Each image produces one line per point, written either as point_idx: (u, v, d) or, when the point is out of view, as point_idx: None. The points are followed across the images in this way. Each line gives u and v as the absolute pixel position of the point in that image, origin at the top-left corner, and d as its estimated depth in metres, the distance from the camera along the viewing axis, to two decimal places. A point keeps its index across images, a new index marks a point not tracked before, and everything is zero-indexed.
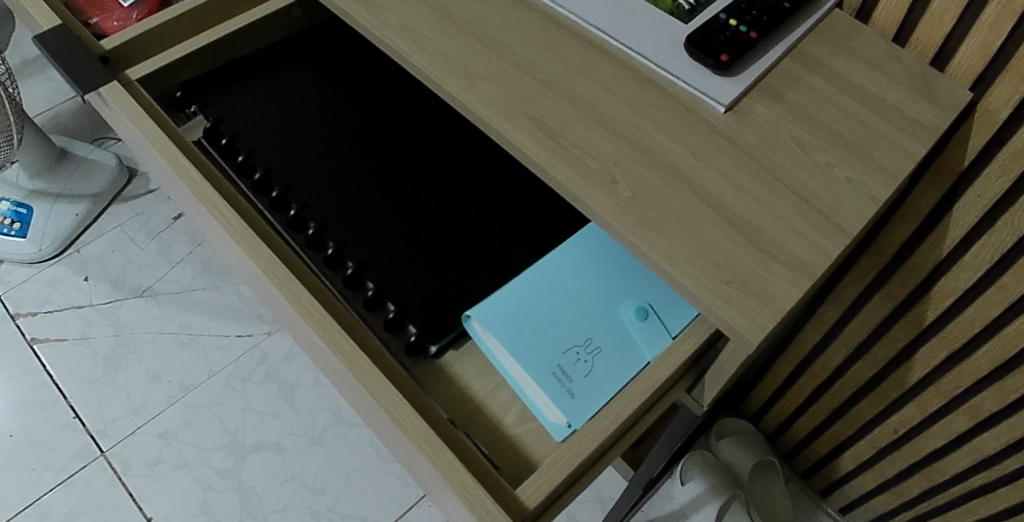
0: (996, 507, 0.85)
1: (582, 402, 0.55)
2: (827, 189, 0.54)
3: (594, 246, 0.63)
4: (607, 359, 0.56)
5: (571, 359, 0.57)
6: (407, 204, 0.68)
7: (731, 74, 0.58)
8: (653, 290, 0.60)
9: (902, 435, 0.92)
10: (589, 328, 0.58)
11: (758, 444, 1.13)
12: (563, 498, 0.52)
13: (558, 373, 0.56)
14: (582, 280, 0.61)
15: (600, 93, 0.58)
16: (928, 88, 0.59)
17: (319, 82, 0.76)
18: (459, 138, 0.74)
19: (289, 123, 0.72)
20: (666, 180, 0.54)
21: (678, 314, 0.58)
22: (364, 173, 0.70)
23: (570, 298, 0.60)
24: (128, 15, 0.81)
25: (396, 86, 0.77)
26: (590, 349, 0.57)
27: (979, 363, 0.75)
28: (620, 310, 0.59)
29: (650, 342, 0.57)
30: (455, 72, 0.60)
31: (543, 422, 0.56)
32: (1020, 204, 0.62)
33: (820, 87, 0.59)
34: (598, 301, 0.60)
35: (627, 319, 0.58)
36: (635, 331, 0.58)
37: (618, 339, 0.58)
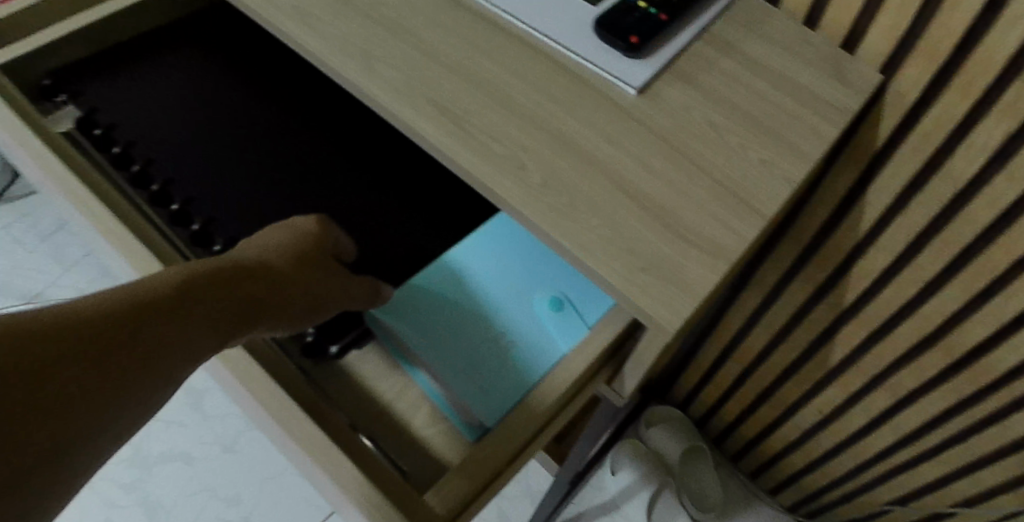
0: (918, 480, 0.88)
1: (496, 400, 0.52)
2: (741, 171, 0.53)
3: (506, 235, 0.60)
4: (522, 352, 0.55)
5: (484, 353, 0.54)
6: (302, 196, 0.68)
7: (642, 56, 0.57)
8: (568, 280, 0.59)
9: (827, 415, 0.93)
10: (503, 321, 0.56)
11: (687, 429, 1.14)
12: (481, 497, 0.49)
13: (470, 368, 0.53)
14: (494, 271, 0.59)
15: (507, 77, 0.55)
16: (838, 69, 0.59)
17: (204, 68, 0.74)
18: (354, 127, 0.75)
19: (179, 120, 0.69)
20: (578, 165, 0.52)
21: (593, 305, 0.57)
22: (257, 166, 0.69)
23: (481, 291, 0.58)
24: None
25: (287, 75, 0.77)
26: (503, 343, 0.55)
27: (900, 341, 0.77)
28: (534, 301, 0.58)
29: (568, 333, 0.56)
30: (354, 56, 0.56)
31: (455, 422, 0.54)
32: (933, 184, 0.63)
33: (732, 70, 0.58)
34: (511, 293, 0.58)
35: (541, 310, 0.57)
36: (550, 322, 0.56)
37: (532, 332, 0.56)
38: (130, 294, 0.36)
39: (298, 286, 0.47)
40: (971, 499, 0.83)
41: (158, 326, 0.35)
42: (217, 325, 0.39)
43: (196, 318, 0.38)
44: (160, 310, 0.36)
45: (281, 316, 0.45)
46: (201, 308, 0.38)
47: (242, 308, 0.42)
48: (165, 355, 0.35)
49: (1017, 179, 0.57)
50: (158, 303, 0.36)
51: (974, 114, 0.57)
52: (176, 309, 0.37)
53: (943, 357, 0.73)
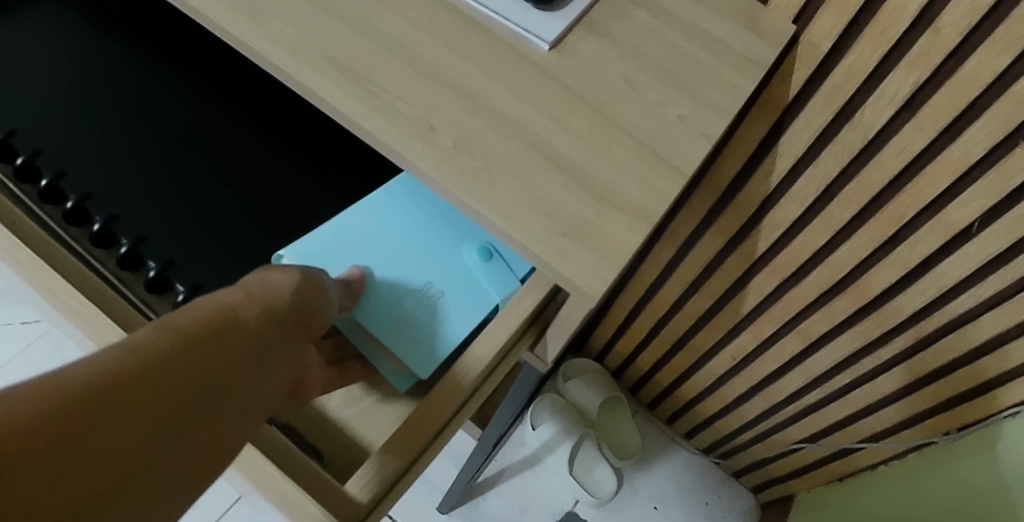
0: (826, 417, 0.93)
1: (426, 351, 0.53)
2: (658, 128, 0.51)
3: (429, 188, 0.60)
4: (451, 302, 0.55)
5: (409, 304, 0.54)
6: (194, 168, 0.67)
7: (553, 7, 0.54)
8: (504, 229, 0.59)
9: (740, 361, 0.97)
10: (430, 273, 0.56)
11: (603, 380, 1.16)
12: (400, 475, 0.47)
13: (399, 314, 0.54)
14: (417, 221, 0.58)
15: (409, 30, 0.51)
16: (752, 20, 0.58)
17: (80, 31, 0.70)
18: (252, 89, 0.72)
19: (65, 101, 0.67)
20: (491, 126, 0.49)
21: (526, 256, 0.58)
22: (145, 139, 0.67)
23: (404, 242, 0.57)
24: None
25: (178, 34, 0.73)
26: (430, 293, 0.55)
27: (810, 287, 0.80)
28: (461, 250, 0.58)
29: (497, 280, 0.56)
30: (238, 8, 0.50)
31: (382, 373, 0.53)
32: (843, 135, 0.64)
33: (645, 22, 0.56)
34: (437, 242, 0.58)
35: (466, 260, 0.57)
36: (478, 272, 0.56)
37: (459, 282, 0.56)
38: (96, 375, 0.26)
39: (291, 324, 0.38)
40: (873, 432, 0.90)
41: (132, 432, 0.27)
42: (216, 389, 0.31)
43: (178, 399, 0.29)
44: (123, 412, 0.27)
45: (285, 367, 0.37)
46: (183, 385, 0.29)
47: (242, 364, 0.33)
48: (158, 446, 0.28)
49: (923, 128, 0.59)
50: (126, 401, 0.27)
51: (884, 65, 0.59)
52: (160, 392, 0.28)
53: (851, 301, 0.77)
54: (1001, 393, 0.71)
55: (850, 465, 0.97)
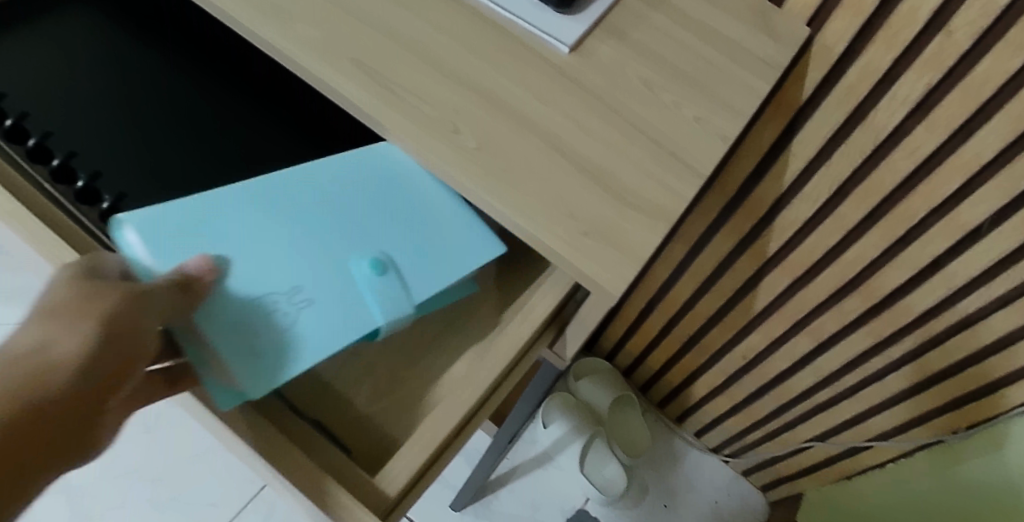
0: (836, 416, 0.94)
1: (273, 366, 0.40)
2: (676, 130, 0.52)
3: (339, 172, 0.50)
4: (331, 311, 0.43)
5: (277, 301, 0.42)
6: (194, 131, 0.60)
7: (572, 11, 0.55)
8: (412, 240, 0.50)
9: (750, 360, 0.98)
10: (311, 266, 0.44)
11: (614, 379, 1.18)
12: (427, 470, 0.48)
13: (265, 309, 0.41)
14: (309, 207, 0.47)
15: (431, 33, 0.52)
16: (768, 23, 0.59)
17: None
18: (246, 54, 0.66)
19: (64, 61, 0.59)
20: (513, 127, 0.50)
21: (433, 278, 0.49)
22: (135, 96, 0.60)
23: (289, 224, 0.45)
24: None
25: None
26: (296, 299, 0.43)
27: (821, 287, 0.81)
28: (354, 250, 0.46)
29: (388, 298, 0.46)
30: (266, 11, 0.51)
31: (208, 385, 0.40)
32: (855, 135, 0.65)
33: (663, 25, 0.57)
34: (330, 234, 0.46)
35: (360, 264, 0.46)
36: (370, 281, 0.46)
37: (341, 289, 0.45)
38: None
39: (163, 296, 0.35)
40: (882, 431, 0.90)
41: None
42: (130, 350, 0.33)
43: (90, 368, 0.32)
44: None
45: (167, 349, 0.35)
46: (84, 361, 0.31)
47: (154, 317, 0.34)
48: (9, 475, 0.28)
49: (935, 130, 0.60)
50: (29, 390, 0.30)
51: (896, 68, 0.59)
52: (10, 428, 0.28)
53: (862, 301, 0.78)
54: (1010, 392, 0.71)
55: (859, 464, 0.98)
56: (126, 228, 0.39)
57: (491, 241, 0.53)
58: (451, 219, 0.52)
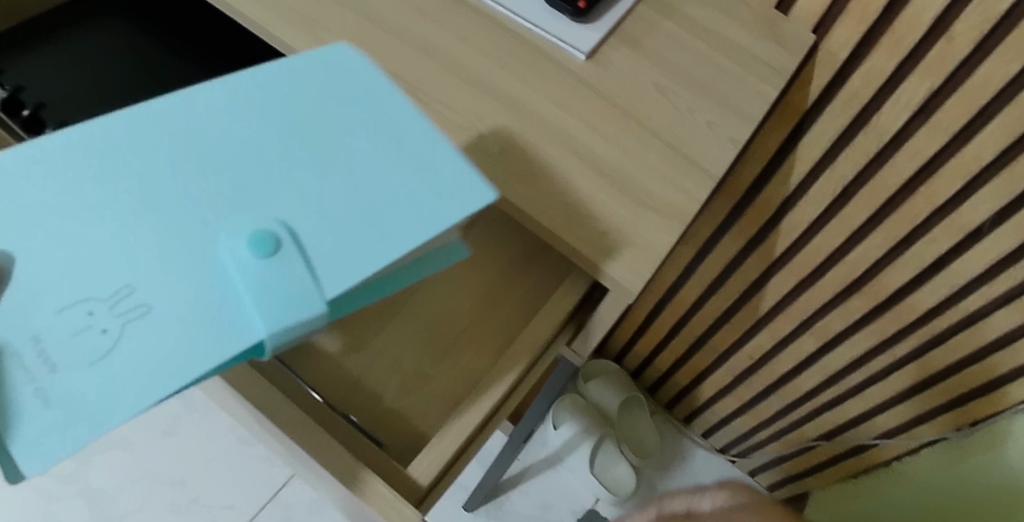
0: (841, 415, 0.96)
1: (85, 410, 0.31)
2: (689, 134, 0.54)
3: (252, 110, 0.41)
4: (172, 326, 0.33)
5: (90, 314, 0.33)
6: None
7: (588, 20, 0.57)
8: (330, 205, 0.38)
9: (757, 360, 1.00)
10: (158, 256, 0.35)
11: (622, 381, 1.20)
12: (458, 458, 0.50)
13: (75, 329, 0.33)
14: (171, 174, 0.37)
15: (456, 42, 0.54)
16: (776, 30, 0.61)
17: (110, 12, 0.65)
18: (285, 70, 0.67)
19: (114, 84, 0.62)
20: (534, 132, 0.52)
21: (360, 256, 0.37)
22: None
23: (131, 200, 0.36)
24: None
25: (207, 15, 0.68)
26: (134, 306, 0.33)
27: (826, 287, 0.83)
28: (230, 225, 0.36)
29: (270, 293, 0.35)
30: (296, 22, 0.53)
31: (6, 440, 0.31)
32: (859, 139, 0.68)
33: (675, 34, 0.59)
34: (200, 206, 0.36)
35: (231, 250, 0.35)
36: (246, 267, 0.35)
37: (199, 290, 0.34)
38: None
39: None
40: (887, 429, 0.92)
41: None
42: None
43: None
44: None
45: None
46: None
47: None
48: None
49: (936, 132, 0.62)
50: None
51: (898, 72, 0.62)
52: None
53: (866, 301, 0.80)
54: (1012, 388, 0.73)
55: (864, 462, 1.00)
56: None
57: (473, 190, 0.40)
58: (407, 167, 0.40)
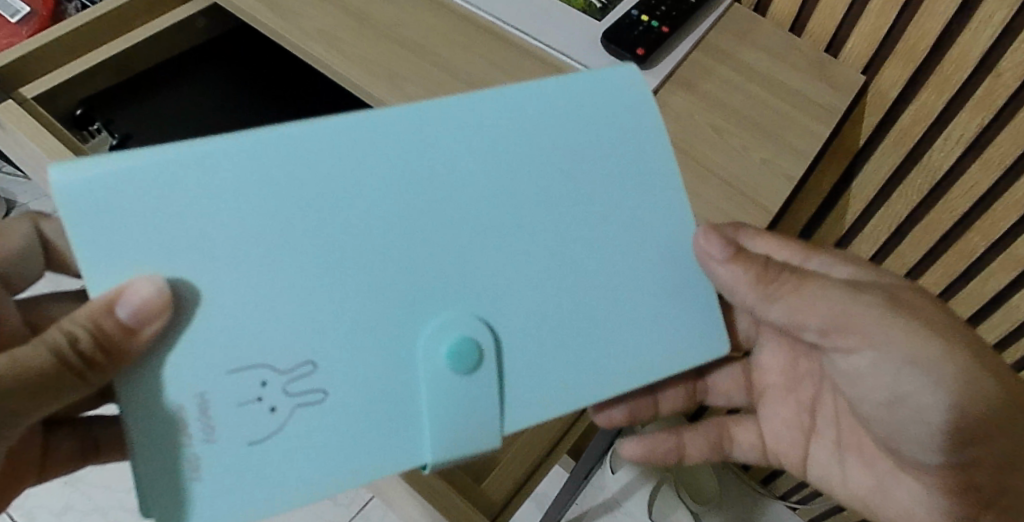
0: None
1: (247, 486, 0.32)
2: (745, 171, 0.57)
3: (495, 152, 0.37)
4: (357, 419, 0.34)
5: (264, 385, 0.32)
6: None
7: (647, 66, 0.61)
8: (543, 307, 0.37)
9: None
10: (352, 334, 0.34)
11: None
12: (528, 480, 0.55)
13: (244, 398, 0.32)
14: (371, 217, 0.34)
15: None
16: (825, 72, 0.64)
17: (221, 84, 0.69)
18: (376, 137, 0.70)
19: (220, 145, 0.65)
20: None
21: (549, 379, 0.36)
22: None
23: (323, 247, 0.33)
24: (15, 32, 0.67)
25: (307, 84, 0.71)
26: (314, 391, 0.33)
27: None
28: (433, 314, 0.35)
29: (454, 409, 0.34)
30: (380, 75, 0.58)
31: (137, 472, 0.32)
32: (911, 176, 0.69)
33: (730, 78, 0.62)
34: (413, 281, 0.35)
35: (432, 346, 0.34)
36: (441, 376, 0.34)
37: (382, 392, 0.34)
38: None
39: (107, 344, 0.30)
40: None
41: None
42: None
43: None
44: None
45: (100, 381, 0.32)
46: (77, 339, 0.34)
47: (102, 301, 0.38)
48: None
49: (989, 168, 0.63)
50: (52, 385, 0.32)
51: (948, 109, 0.63)
52: None
53: None
54: None
55: None
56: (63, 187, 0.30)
57: (708, 329, 0.40)
58: (630, 279, 0.39)
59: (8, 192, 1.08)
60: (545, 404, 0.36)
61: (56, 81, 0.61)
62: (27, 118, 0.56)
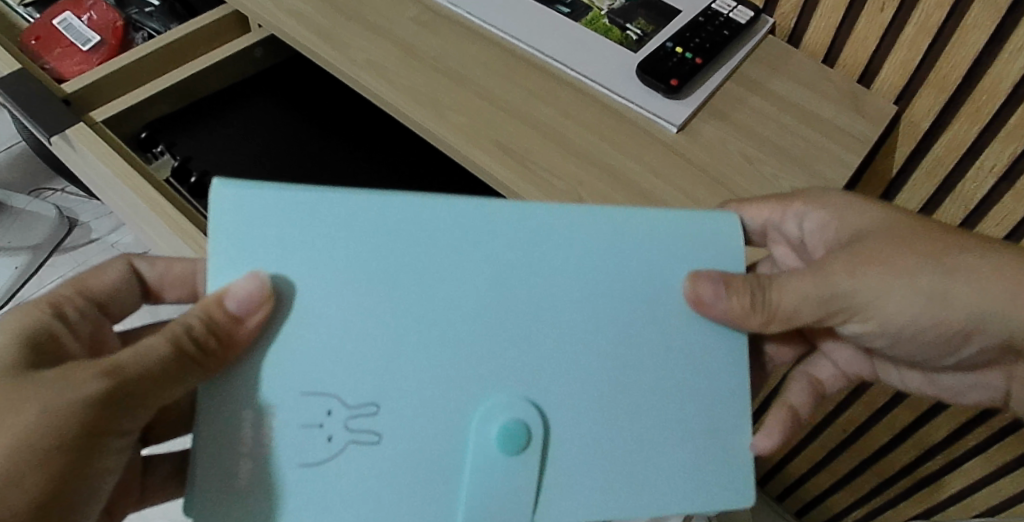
0: (928, 498, 0.89)
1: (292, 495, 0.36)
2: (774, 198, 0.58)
3: (564, 248, 0.41)
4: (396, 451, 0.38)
5: (327, 413, 0.37)
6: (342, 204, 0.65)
7: (681, 96, 0.62)
8: (591, 388, 0.41)
9: (852, 433, 0.92)
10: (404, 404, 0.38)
11: None
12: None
13: (308, 421, 0.37)
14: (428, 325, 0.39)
15: (562, 119, 0.61)
16: (858, 102, 0.65)
17: (267, 102, 0.72)
18: (410, 148, 0.71)
19: (261, 159, 0.67)
20: (629, 196, 0.57)
21: (588, 468, 0.40)
22: (301, 178, 0.67)
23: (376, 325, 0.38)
24: (88, 59, 0.72)
25: (347, 102, 0.73)
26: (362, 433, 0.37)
27: None
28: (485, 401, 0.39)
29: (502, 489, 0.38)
30: (424, 103, 0.61)
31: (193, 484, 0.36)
32: (946, 204, 0.68)
33: (761, 107, 0.64)
34: (455, 369, 0.39)
35: (484, 420, 0.38)
36: (486, 458, 0.38)
37: (420, 462, 0.38)
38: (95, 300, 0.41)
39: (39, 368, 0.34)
40: (988, 507, 0.83)
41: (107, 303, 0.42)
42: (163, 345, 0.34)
43: (143, 399, 0.34)
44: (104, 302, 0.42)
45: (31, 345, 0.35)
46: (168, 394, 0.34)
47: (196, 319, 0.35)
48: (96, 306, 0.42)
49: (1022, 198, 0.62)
50: (77, 457, 0.32)
51: (981, 140, 0.63)
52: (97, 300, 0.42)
53: None
54: None
55: None
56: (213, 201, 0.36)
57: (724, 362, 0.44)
58: (675, 385, 0.42)
59: (72, 210, 1.15)
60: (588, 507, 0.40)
61: (119, 106, 0.65)
62: (96, 137, 0.59)
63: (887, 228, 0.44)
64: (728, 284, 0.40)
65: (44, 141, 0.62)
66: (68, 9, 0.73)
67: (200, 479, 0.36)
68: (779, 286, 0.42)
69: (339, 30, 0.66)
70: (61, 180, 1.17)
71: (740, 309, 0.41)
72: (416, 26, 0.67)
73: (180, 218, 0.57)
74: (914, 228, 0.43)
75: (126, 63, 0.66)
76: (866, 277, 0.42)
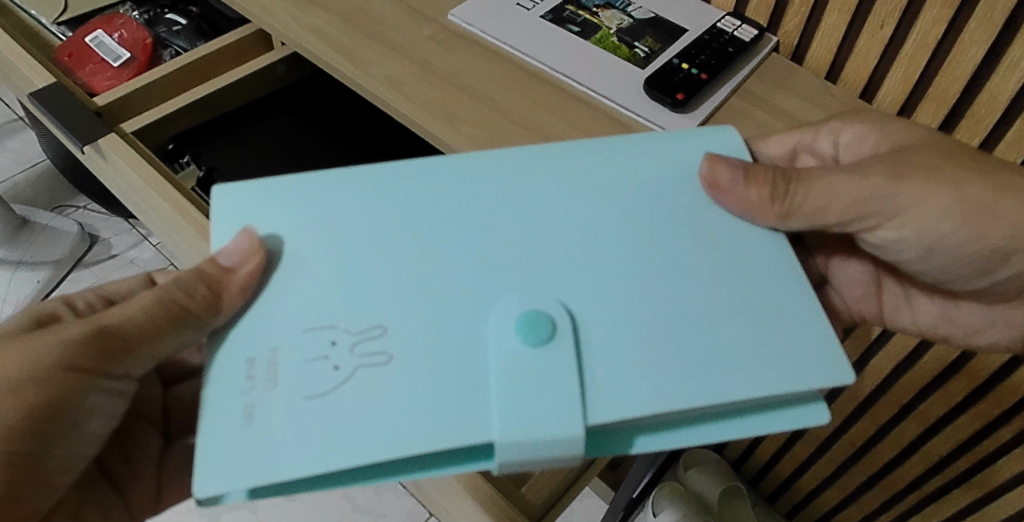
0: (937, 514, 0.89)
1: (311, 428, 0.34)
2: None
3: (537, 179, 0.44)
4: (410, 371, 0.36)
5: (331, 346, 0.37)
6: None
7: (687, 110, 0.64)
8: (610, 291, 0.40)
9: (860, 447, 0.93)
10: (412, 326, 0.38)
11: (722, 472, 1.10)
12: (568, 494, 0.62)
13: (312, 355, 0.37)
14: (421, 254, 0.40)
15: (572, 131, 0.63)
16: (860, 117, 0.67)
17: (288, 115, 0.75)
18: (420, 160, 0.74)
19: (279, 167, 0.70)
20: None
21: (637, 366, 0.37)
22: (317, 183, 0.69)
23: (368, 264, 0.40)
24: (118, 75, 0.75)
25: (365, 117, 0.76)
26: (371, 358, 0.37)
27: None
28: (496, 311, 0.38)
29: (544, 383, 0.36)
30: (440, 117, 0.64)
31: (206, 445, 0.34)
32: None
33: (765, 121, 0.65)
34: (453, 280, 0.39)
35: (499, 327, 0.37)
36: (514, 357, 0.36)
37: (442, 368, 0.36)
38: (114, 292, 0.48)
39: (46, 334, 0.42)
40: None
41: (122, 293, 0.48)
42: (152, 297, 0.41)
43: (121, 352, 0.41)
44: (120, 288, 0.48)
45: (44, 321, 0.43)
46: (151, 345, 0.41)
47: (190, 270, 0.40)
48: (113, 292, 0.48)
49: None
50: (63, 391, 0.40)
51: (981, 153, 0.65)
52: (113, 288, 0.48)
53: None
54: None
55: None
56: (215, 200, 0.42)
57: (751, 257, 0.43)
58: (699, 281, 0.40)
59: (93, 226, 1.19)
60: (652, 403, 0.36)
61: (150, 119, 0.68)
62: (126, 146, 0.62)
63: (934, 144, 0.47)
64: (747, 174, 0.42)
65: (76, 151, 0.65)
66: (100, 27, 0.76)
67: (208, 426, 0.35)
68: (820, 182, 0.43)
69: (358, 47, 0.69)
70: (84, 198, 1.22)
71: (759, 199, 0.42)
72: (432, 43, 0.70)
73: (205, 222, 0.59)
74: (954, 149, 0.46)
75: (156, 78, 0.69)
76: (913, 183, 0.44)
